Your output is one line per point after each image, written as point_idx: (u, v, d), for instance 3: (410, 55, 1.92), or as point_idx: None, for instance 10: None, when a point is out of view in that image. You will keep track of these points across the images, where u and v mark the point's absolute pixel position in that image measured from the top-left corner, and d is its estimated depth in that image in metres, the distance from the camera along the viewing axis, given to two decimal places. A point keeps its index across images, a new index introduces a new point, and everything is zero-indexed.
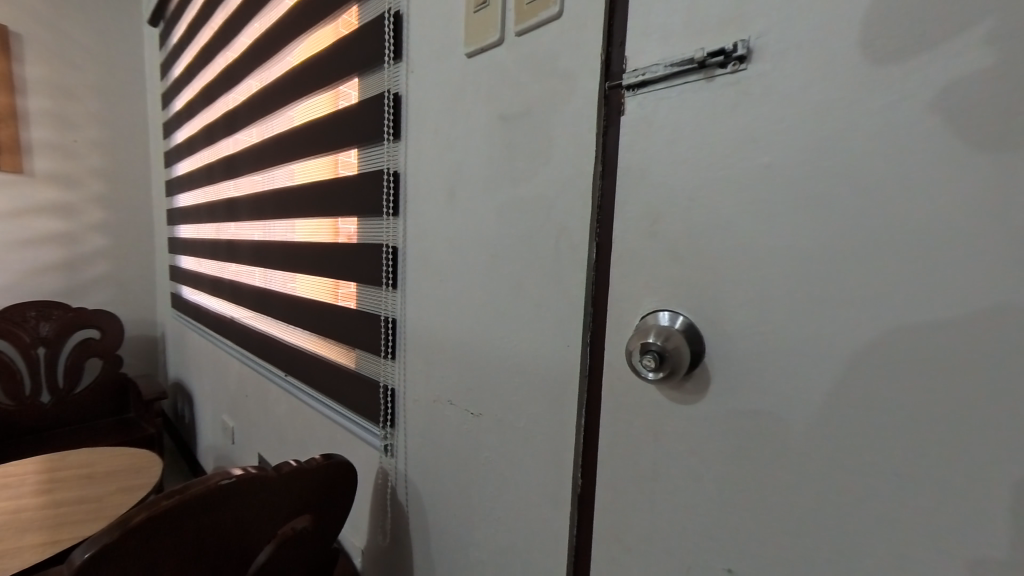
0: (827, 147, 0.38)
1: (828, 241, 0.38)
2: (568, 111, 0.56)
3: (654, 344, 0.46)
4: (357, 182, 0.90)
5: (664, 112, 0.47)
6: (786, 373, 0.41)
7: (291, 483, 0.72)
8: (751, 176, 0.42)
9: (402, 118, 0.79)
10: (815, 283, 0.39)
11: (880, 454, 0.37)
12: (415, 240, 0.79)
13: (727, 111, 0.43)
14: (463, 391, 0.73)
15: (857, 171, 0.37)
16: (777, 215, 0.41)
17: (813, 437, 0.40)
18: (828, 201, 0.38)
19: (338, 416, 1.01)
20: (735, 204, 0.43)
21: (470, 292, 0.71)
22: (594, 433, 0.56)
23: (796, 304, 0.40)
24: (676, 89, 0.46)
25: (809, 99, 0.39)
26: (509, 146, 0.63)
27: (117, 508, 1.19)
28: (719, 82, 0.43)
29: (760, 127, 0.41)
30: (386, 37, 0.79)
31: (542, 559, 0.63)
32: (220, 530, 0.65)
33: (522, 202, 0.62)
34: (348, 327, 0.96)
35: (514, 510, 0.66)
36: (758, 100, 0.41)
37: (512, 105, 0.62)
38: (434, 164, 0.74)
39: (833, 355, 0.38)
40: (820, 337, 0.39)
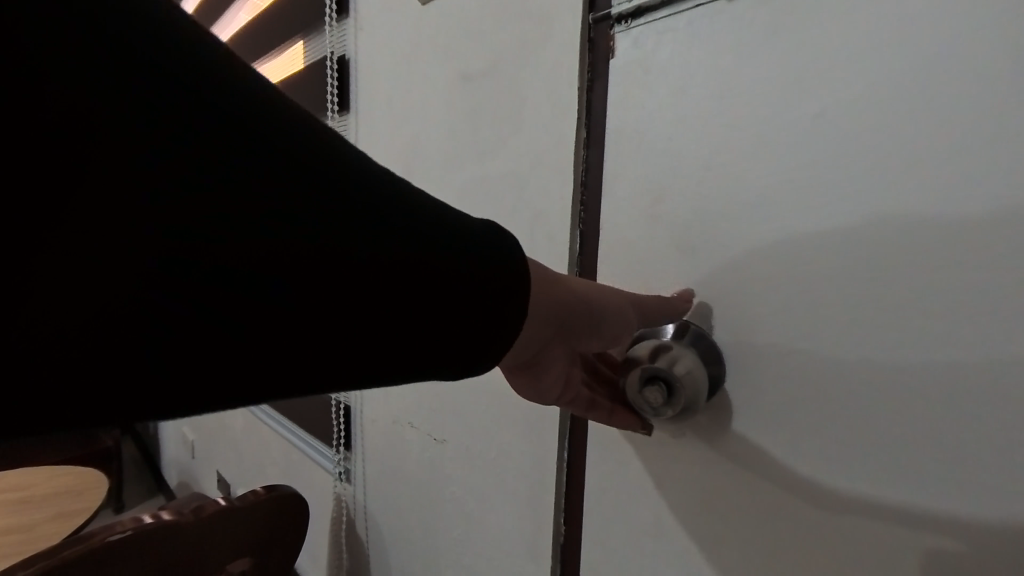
0: (904, 85, 0.27)
1: (901, 219, 0.27)
2: (543, 61, 0.44)
3: (660, 371, 0.34)
4: None
5: (668, 50, 0.35)
6: (838, 404, 0.30)
7: (218, 528, 0.61)
8: (790, 132, 0.30)
9: (349, 86, 0.67)
10: (880, 277, 0.28)
11: (980, 527, 0.26)
12: None
13: (757, 43, 0.32)
14: (423, 411, 0.62)
15: (950, 117, 0.26)
16: (824, 185, 0.29)
17: (873, 494, 0.29)
18: (903, 163, 0.27)
19: (295, 435, 0.90)
20: (765, 170, 0.32)
21: None
22: (576, 471, 0.45)
23: (853, 311, 0.29)
24: (685, 18, 0.34)
25: (883, 13, 0.27)
26: (471, 112, 0.51)
27: (46, 540, 1.05)
28: (746, 2, 0.32)
29: (802, 63, 0.30)
30: None
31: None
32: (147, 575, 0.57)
33: (487, 183, 0.50)
34: None
35: (484, 556, 0.55)
36: (798, 27, 0.30)
37: (476, 60, 0.50)
38: (385, 139, 0.62)
39: (907, 379, 0.28)
40: (884, 354, 0.28)
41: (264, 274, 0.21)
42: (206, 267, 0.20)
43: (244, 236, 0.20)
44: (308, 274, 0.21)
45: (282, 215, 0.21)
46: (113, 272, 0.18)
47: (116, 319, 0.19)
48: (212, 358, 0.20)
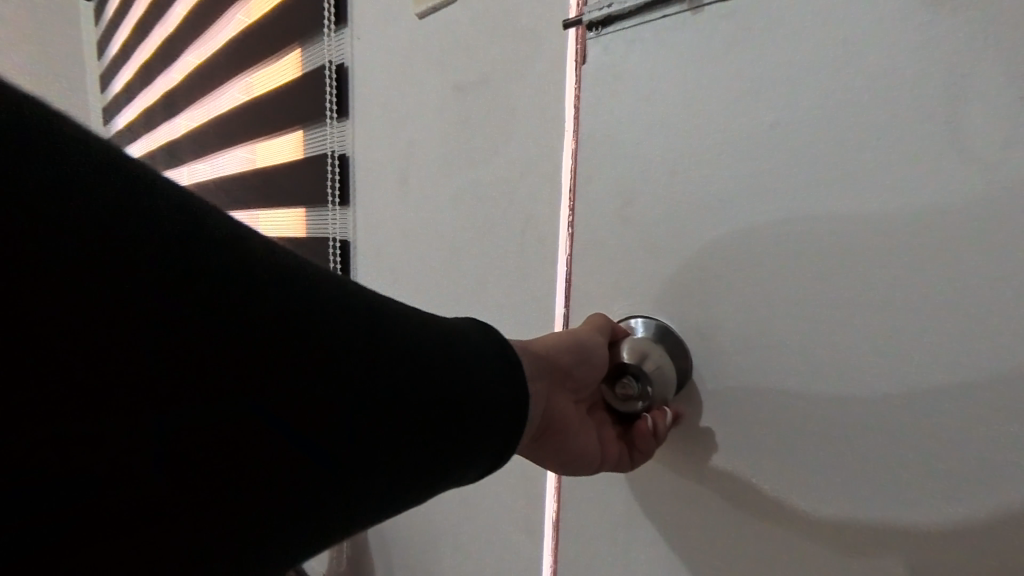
0: (842, 101, 0.31)
1: (839, 220, 0.31)
2: (530, 76, 0.48)
3: (628, 366, 0.39)
4: (304, 169, 0.80)
5: (641, 66, 0.39)
6: (791, 383, 0.34)
7: None
8: (748, 142, 0.34)
9: (347, 93, 0.69)
10: (824, 269, 0.32)
11: (906, 485, 0.30)
12: (365, 230, 0.70)
13: (718, 62, 0.35)
14: None
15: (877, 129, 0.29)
16: (775, 190, 0.33)
17: (822, 463, 0.33)
18: (841, 169, 0.31)
19: None
20: (731, 172, 0.35)
21: (428, 291, 0.62)
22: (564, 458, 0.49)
23: (801, 300, 0.33)
24: (656, 37, 0.38)
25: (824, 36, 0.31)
26: (463, 121, 0.54)
27: None
28: (708, 25, 0.35)
29: (757, 80, 0.34)
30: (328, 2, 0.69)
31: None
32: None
33: (480, 186, 0.53)
34: None
35: (481, 532, 0.59)
36: (755, 49, 0.34)
37: (468, 73, 0.53)
38: (384, 143, 0.65)
39: (847, 359, 0.31)
40: (827, 337, 0.32)
41: (251, 290, 0.25)
42: (194, 284, 0.24)
43: (223, 260, 0.25)
44: (285, 291, 0.27)
45: (252, 248, 0.26)
46: (110, 288, 0.22)
47: (115, 324, 0.22)
48: (208, 366, 0.24)
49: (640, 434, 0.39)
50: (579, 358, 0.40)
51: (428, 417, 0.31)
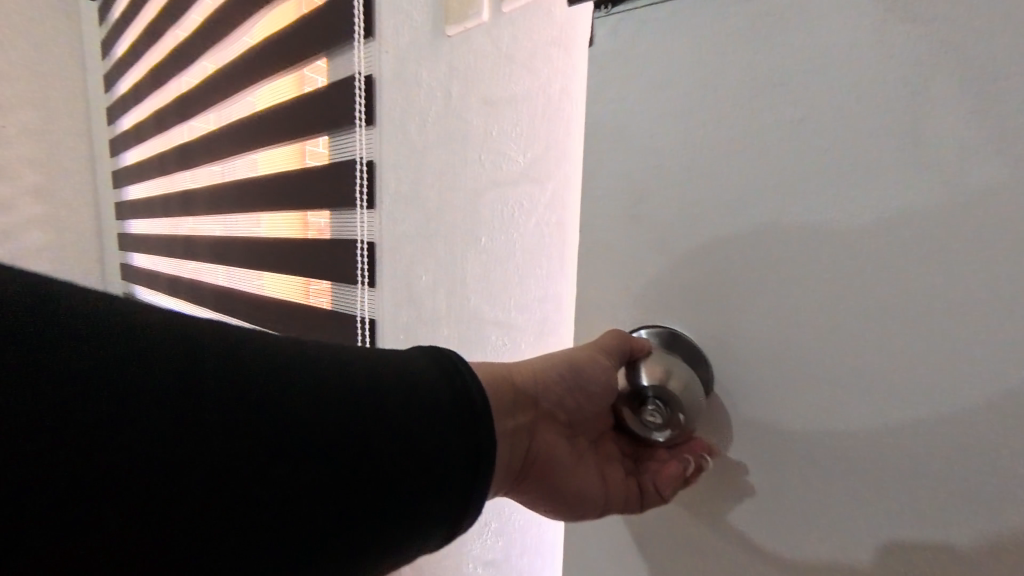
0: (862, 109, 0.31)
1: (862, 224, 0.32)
2: (557, 91, 0.49)
3: (655, 390, 0.39)
4: (330, 174, 0.82)
5: (663, 66, 0.39)
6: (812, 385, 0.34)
7: None
8: (772, 143, 0.34)
9: (375, 103, 0.70)
10: (851, 269, 0.32)
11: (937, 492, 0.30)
12: (392, 233, 0.71)
13: (742, 62, 0.35)
14: None
15: (900, 134, 0.30)
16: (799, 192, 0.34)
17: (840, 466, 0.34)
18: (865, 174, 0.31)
19: None
20: (751, 181, 0.36)
21: (453, 295, 0.63)
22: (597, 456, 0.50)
23: (824, 303, 0.33)
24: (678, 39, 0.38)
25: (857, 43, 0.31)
26: (492, 133, 0.56)
27: None
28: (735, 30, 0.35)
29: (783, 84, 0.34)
30: (357, 14, 0.70)
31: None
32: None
33: (510, 194, 0.55)
34: (324, 329, 0.89)
35: (508, 522, 0.61)
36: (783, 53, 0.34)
37: (498, 87, 0.55)
38: (413, 152, 0.67)
39: (867, 359, 0.32)
40: (843, 336, 0.33)
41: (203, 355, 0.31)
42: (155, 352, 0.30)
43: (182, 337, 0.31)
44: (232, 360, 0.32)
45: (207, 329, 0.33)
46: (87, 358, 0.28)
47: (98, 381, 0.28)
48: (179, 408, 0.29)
49: (666, 472, 0.40)
50: (579, 381, 0.42)
51: (384, 466, 0.33)
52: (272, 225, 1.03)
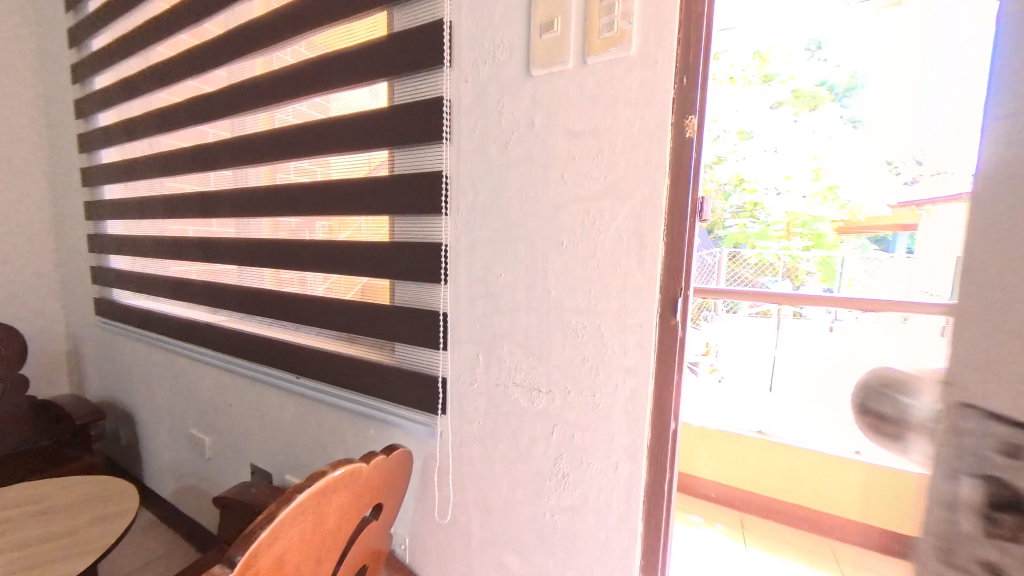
0: None
1: None
2: (638, 129, 0.64)
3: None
4: (393, 184, 0.91)
5: None
6: None
7: (380, 476, 0.75)
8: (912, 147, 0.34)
9: (459, 123, 0.81)
10: None
11: None
12: (469, 236, 0.82)
13: None
14: (524, 380, 0.79)
15: None
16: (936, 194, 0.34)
17: None
18: None
19: (371, 411, 1.02)
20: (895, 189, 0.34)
21: (534, 287, 0.77)
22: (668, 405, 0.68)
23: None
24: None
25: None
26: (577, 156, 0.70)
27: (110, 535, 1.06)
28: None
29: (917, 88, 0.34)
30: (443, 45, 0.80)
31: (616, 518, 0.72)
32: (303, 540, 0.61)
33: (593, 205, 0.69)
34: (384, 323, 0.96)
35: (584, 474, 0.75)
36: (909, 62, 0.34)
37: (582, 122, 0.69)
38: (493, 167, 0.78)
39: None
40: None
41: None
42: None
43: None
44: None
45: None
46: None
47: None
48: None
49: None
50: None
51: None
52: (331, 223, 1.08)
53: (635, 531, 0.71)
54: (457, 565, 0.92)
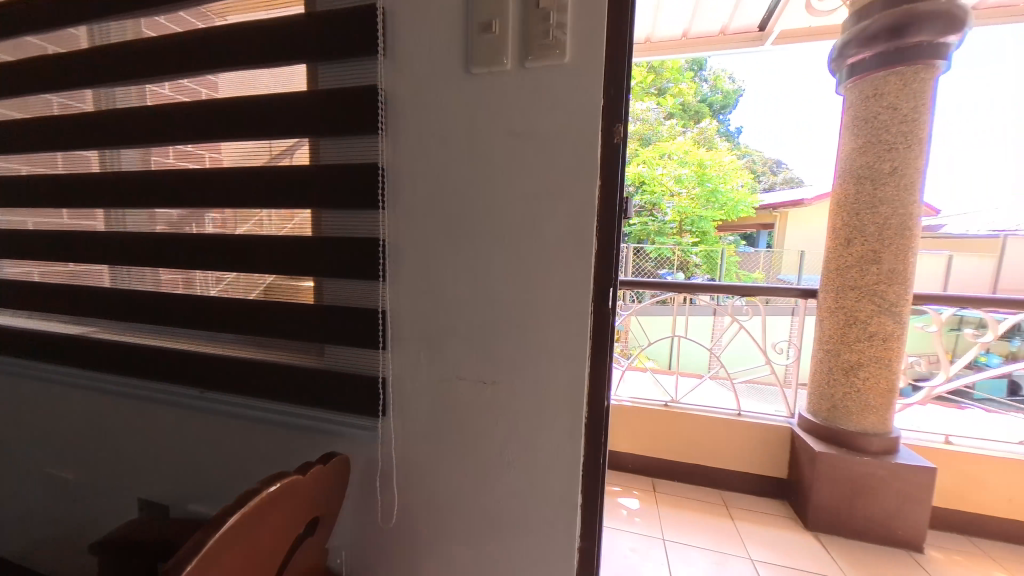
0: None
1: None
2: (573, 133, 0.70)
3: None
4: (317, 175, 0.84)
5: None
6: None
7: (319, 487, 0.70)
8: None
9: (395, 115, 0.79)
10: None
11: None
12: (407, 231, 0.81)
13: None
14: (468, 374, 0.80)
15: None
16: None
17: None
18: None
19: (297, 420, 0.94)
20: None
21: (475, 281, 0.78)
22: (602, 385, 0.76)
23: None
24: None
25: None
26: (516, 155, 0.73)
27: None
28: None
29: None
30: (378, 33, 0.77)
31: (560, 493, 0.78)
32: (240, 565, 0.56)
33: (532, 202, 0.73)
34: (310, 324, 0.89)
35: (529, 457, 0.78)
36: None
37: (520, 123, 0.72)
38: (431, 163, 0.78)
39: None
40: None
41: None
42: None
43: None
44: None
45: None
46: None
47: None
48: None
49: None
50: None
51: None
52: (223, 215, 0.96)
53: (575, 503, 0.77)
54: (400, 567, 0.90)
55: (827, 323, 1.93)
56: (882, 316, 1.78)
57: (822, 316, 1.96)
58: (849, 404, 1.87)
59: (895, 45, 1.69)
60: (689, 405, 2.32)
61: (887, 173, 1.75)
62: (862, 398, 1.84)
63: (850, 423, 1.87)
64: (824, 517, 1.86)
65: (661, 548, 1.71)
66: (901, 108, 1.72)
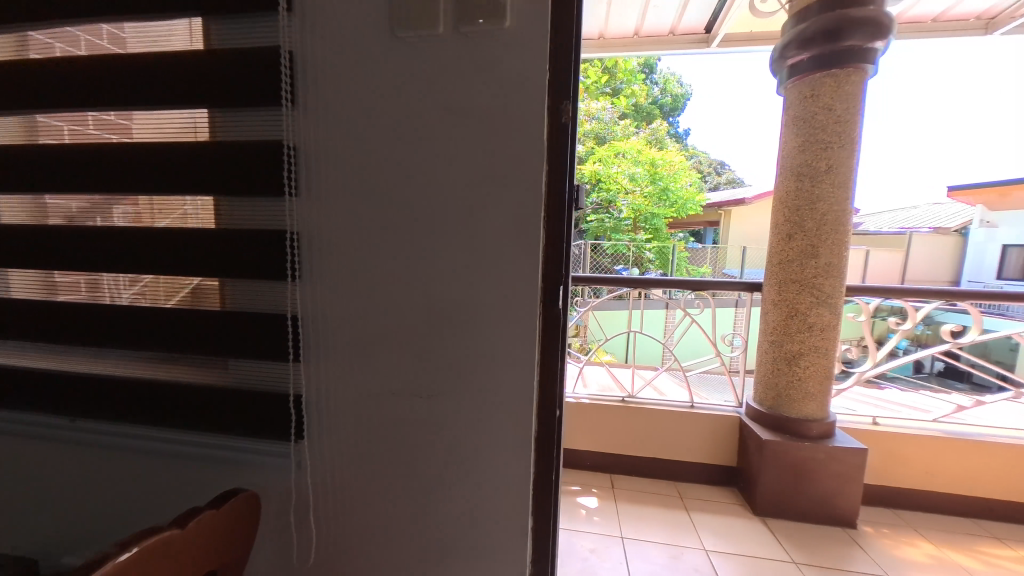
0: None
1: None
2: (516, 109, 0.61)
3: None
4: (214, 155, 0.70)
5: None
6: None
7: (209, 538, 0.56)
8: None
9: (306, 84, 0.66)
10: None
11: None
12: (324, 222, 0.69)
13: None
14: (403, 387, 0.70)
15: None
16: None
17: None
18: None
19: (199, 448, 0.78)
20: None
21: (408, 279, 0.68)
22: (554, 392, 0.69)
23: None
24: None
25: None
26: (451, 135, 0.63)
27: None
28: None
29: None
30: None
31: (509, 516, 0.69)
32: None
33: (471, 189, 0.64)
34: (211, 334, 0.74)
35: (473, 478, 0.70)
36: None
37: (456, 96, 0.62)
38: (353, 142, 0.66)
39: None
40: None
41: None
42: None
43: None
44: None
45: None
46: None
47: None
48: None
49: None
50: None
51: None
52: (138, 207, 0.76)
53: (526, 526, 0.70)
54: None
55: (771, 315, 2.00)
56: (820, 308, 1.87)
57: (767, 309, 2.03)
58: (791, 392, 1.95)
59: (830, 48, 1.76)
60: (645, 399, 2.34)
61: (823, 171, 1.83)
62: (803, 387, 1.92)
63: (793, 411, 1.95)
64: (771, 501, 1.93)
65: (620, 547, 1.69)
66: (836, 109, 1.80)
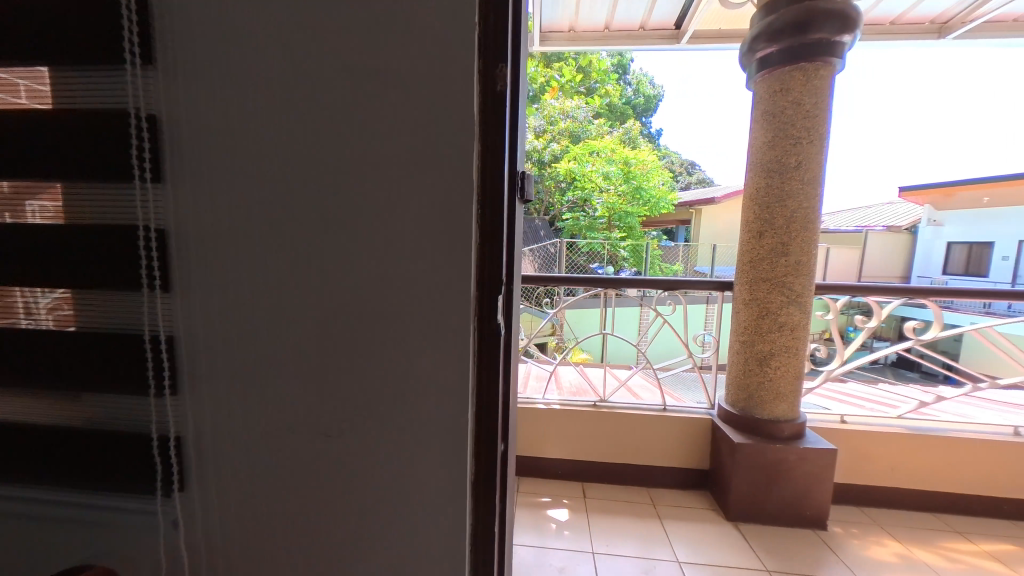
0: None
1: None
2: (436, 73, 0.49)
3: None
4: (49, 133, 0.55)
5: None
6: None
7: None
8: None
9: (162, 42, 0.53)
10: None
11: None
12: (195, 218, 0.56)
13: None
14: (307, 419, 0.57)
15: None
16: None
17: None
18: None
19: (53, 502, 0.63)
20: None
21: (309, 288, 0.54)
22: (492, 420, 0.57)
23: None
24: None
25: None
26: (357, 106, 0.51)
27: None
28: None
29: None
30: None
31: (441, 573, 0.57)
32: None
33: (382, 174, 0.51)
34: (55, 360, 0.59)
35: (396, 529, 0.57)
36: None
37: (361, 57, 0.50)
38: (235, 116, 0.53)
39: None
40: None
41: None
42: None
43: None
44: None
45: None
46: None
47: None
48: None
49: None
50: None
51: None
52: (19, 202, 0.58)
53: None
54: None
55: (742, 315, 1.95)
56: (790, 306, 1.83)
57: (738, 308, 1.98)
58: (762, 393, 1.91)
59: (797, 41, 1.72)
60: (615, 403, 2.25)
61: (792, 167, 1.80)
62: (775, 387, 1.89)
63: (765, 412, 1.91)
64: (743, 505, 1.89)
65: (590, 563, 1.60)
66: (804, 104, 1.76)
